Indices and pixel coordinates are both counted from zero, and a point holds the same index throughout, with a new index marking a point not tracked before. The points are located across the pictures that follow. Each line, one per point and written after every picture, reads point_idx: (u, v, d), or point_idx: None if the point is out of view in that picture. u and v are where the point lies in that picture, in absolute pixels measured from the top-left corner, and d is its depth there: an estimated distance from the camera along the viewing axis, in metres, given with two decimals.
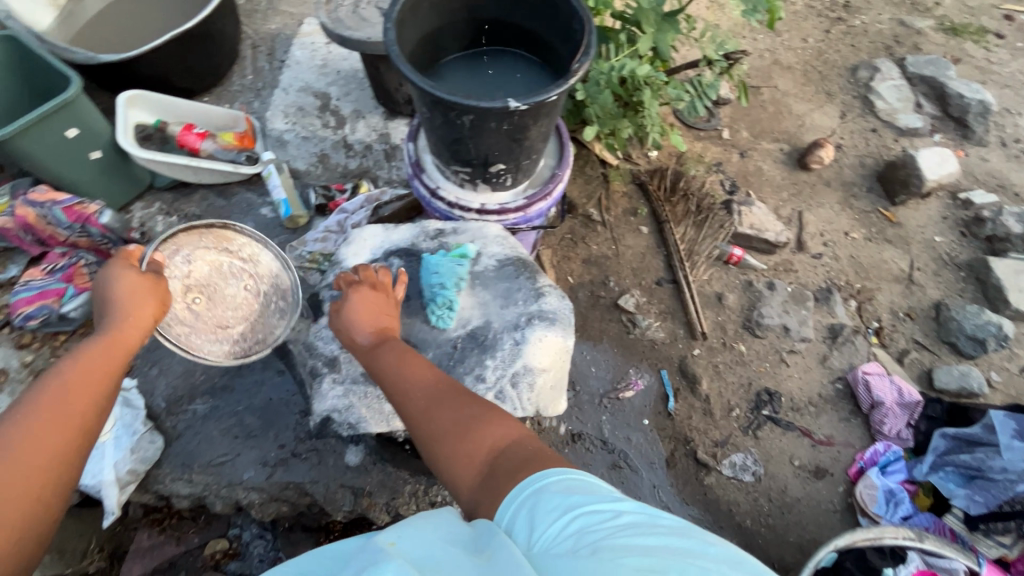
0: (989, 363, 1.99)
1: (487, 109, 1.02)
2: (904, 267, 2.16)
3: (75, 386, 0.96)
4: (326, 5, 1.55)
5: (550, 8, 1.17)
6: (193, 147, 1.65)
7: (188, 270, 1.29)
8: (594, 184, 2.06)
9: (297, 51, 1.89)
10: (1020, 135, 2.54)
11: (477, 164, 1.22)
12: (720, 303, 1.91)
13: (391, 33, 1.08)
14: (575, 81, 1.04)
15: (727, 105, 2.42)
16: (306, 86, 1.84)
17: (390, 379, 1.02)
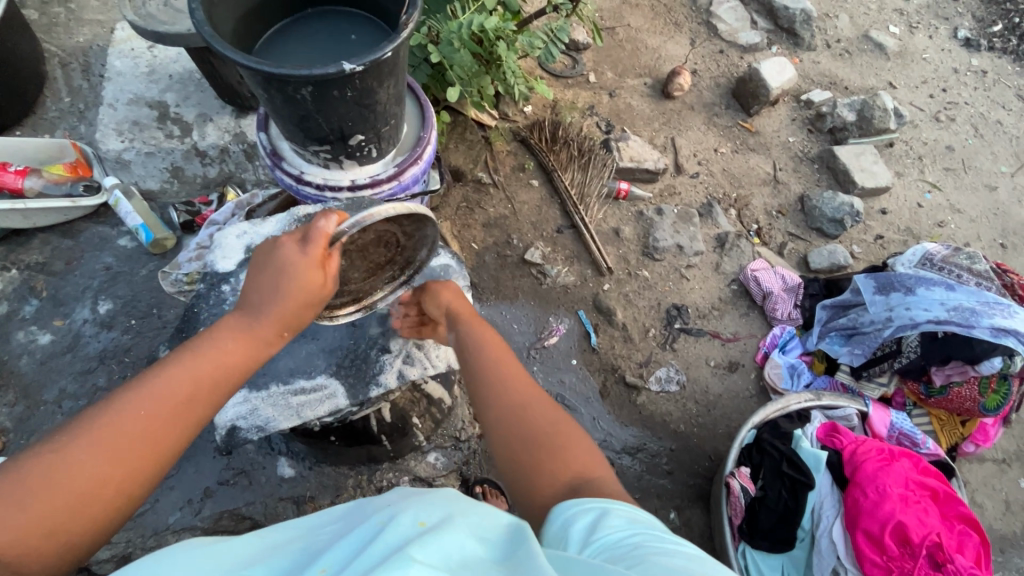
0: (850, 239, 2.28)
1: (322, 76, 0.98)
2: (769, 170, 2.39)
3: (189, 391, 0.79)
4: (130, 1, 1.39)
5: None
6: (13, 188, 1.46)
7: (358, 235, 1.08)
8: (478, 148, 2.05)
9: (115, 62, 1.67)
10: (840, 35, 2.85)
11: (334, 139, 1.18)
12: (618, 237, 2.01)
13: (199, 16, 1.00)
14: (408, 34, 1.03)
15: (588, 49, 2.49)
16: (136, 98, 1.63)
17: (492, 355, 1.03)
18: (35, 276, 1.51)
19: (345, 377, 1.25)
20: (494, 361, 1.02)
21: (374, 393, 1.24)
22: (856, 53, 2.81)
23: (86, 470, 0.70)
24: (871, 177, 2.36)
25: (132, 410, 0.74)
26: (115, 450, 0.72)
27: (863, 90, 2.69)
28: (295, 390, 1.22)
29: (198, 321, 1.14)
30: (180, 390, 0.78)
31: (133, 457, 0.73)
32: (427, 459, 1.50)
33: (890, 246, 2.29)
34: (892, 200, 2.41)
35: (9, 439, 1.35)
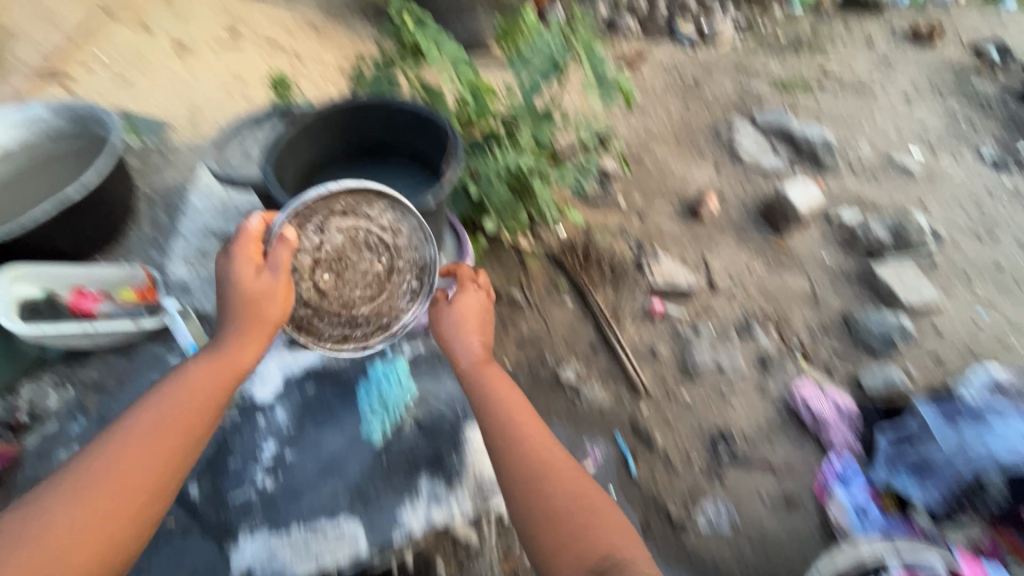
0: (904, 358, 2.15)
1: None
2: (806, 287, 2.36)
3: (161, 434, 1.05)
4: (220, 155, 1.64)
5: (418, 119, 1.34)
6: (87, 310, 1.57)
7: (321, 238, 1.23)
8: (513, 268, 2.14)
9: (194, 199, 1.92)
10: (862, 159, 2.97)
11: None
12: (654, 355, 1.97)
13: (270, 169, 1.18)
14: (449, 182, 1.16)
15: (618, 177, 2.66)
16: (206, 229, 1.85)
17: (516, 419, 1.19)
18: (88, 394, 1.58)
19: (364, 521, 1.39)
20: (513, 424, 1.18)
21: (395, 535, 1.38)
22: (881, 175, 2.89)
23: (98, 490, 0.98)
24: (916, 295, 2.30)
25: (123, 441, 1.03)
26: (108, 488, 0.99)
27: (894, 209, 2.73)
28: (313, 533, 1.37)
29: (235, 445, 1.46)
30: (154, 416, 1.07)
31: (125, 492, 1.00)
32: None
33: (951, 366, 2.15)
34: (944, 317, 2.30)
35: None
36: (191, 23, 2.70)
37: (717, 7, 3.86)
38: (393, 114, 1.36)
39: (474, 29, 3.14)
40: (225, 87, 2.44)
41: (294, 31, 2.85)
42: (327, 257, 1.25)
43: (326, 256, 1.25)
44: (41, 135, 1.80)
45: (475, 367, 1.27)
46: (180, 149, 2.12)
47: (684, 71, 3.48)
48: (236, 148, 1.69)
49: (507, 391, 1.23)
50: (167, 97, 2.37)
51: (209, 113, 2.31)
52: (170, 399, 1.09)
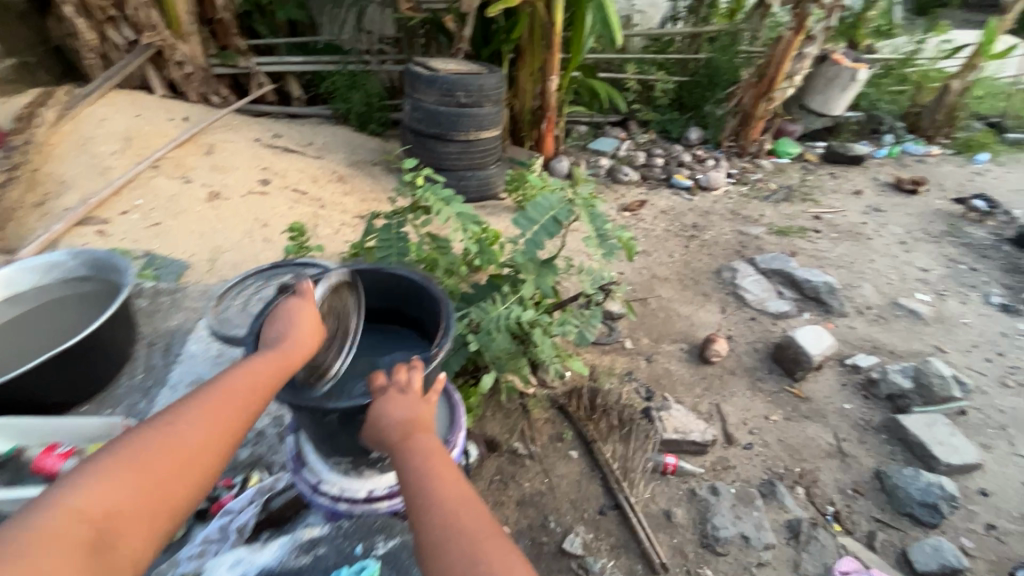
0: (954, 528, 1.92)
1: (347, 408, 1.07)
2: (831, 440, 2.20)
3: (231, 404, 0.99)
4: (216, 308, 1.52)
5: (411, 286, 1.34)
6: (50, 471, 1.35)
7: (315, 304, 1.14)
8: (515, 416, 2.04)
9: (191, 345, 1.85)
10: (869, 302, 2.97)
11: (356, 452, 1.20)
12: (670, 521, 1.78)
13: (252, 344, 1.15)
14: (437, 364, 1.14)
15: (623, 318, 2.66)
16: (196, 379, 1.74)
17: (446, 517, 0.83)
18: None
19: None
20: (442, 518, 0.83)
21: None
22: (891, 318, 2.87)
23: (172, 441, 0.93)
24: (955, 452, 2.11)
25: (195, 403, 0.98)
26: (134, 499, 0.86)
27: (911, 354, 2.65)
28: None
29: None
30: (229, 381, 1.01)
31: (152, 503, 0.88)
32: None
33: (1010, 539, 1.90)
34: (990, 477, 2.10)
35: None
36: (228, 175, 2.97)
37: (710, 162, 4.21)
38: (388, 281, 1.36)
39: (486, 179, 3.40)
40: (249, 232, 2.59)
41: (321, 182, 3.10)
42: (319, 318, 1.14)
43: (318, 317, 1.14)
44: (57, 279, 1.87)
45: (405, 451, 0.95)
46: (191, 292, 2.17)
47: (683, 217, 3.67)
48: (235, 296, 1.56)
49: (440, 477, 0.89)
50: (192, 241, 2.50)
51: (229, 256, 2.42)
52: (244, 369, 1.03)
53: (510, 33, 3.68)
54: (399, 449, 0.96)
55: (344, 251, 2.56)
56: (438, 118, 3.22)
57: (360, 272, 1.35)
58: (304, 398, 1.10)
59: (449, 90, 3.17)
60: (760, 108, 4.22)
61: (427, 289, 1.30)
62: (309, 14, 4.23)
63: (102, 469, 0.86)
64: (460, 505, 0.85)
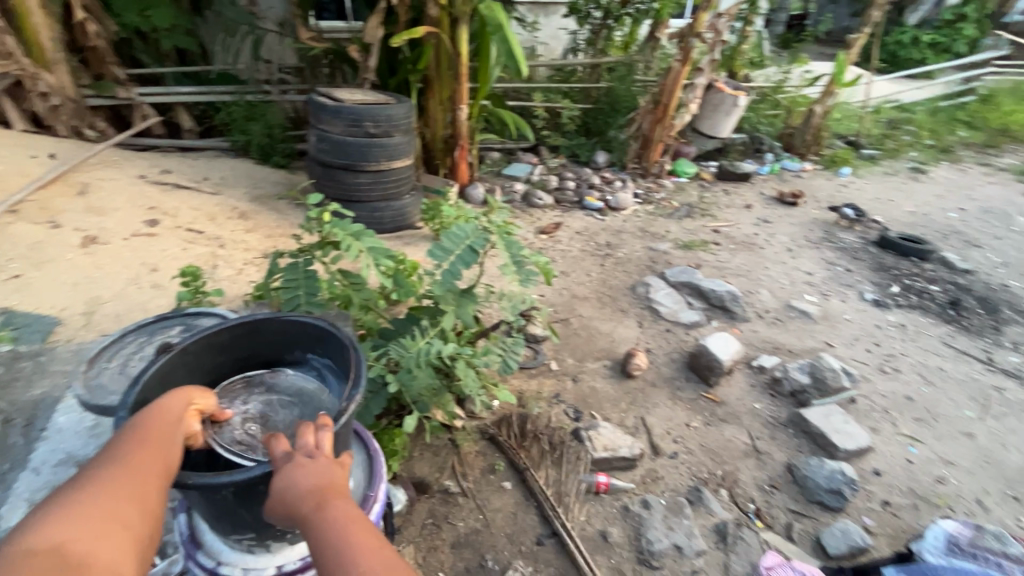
0: (857, 509, 2.09)
1: (244, 478, 0.95)
2: (746, 440, 2.34)
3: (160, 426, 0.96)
4: (85, 374, 1.33)
5: (316, 335, 1.25)
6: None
7: (246, 408, 1.17)
8: (444, 453, 1.97)
9: (59, 417, 1.57)
10: (766, 306, 3.23)
11: (259, 526, 1.07)
12: (607, 541, 1.78)
13: (125, 418, 1.01)
14: (346, 417, 1.06)
15: (547, 340, 2.68)
16: (66, 457, 1.47)
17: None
18: None
19: None
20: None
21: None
22: (786, 319, 3.14)
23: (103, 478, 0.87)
24: (850, 438, 2.32)
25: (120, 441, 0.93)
26: (83, 541, 0.78)
27: (805, 351, 2.91)
28: None
29: None
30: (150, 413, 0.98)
31: (104, 534, 0.80)
32: None
33: (903, 512, 2.10)
34: (880, 458, 2.32)
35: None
36: (108, 217, 2.67)
37: (618, 183, 4.44)
38: (290, 331, 1.26)
39: (401, 210, 3.33)
40: (134, 279, 2.33)
41: (219, 220, 2.88)
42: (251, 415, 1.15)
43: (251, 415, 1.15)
44: None
45: (318, 518, 0.86)
46: (62, 352, 1.90)
47: (597, 237, 3.82)
48: (112, 359, 1.38)
49: (358, 543, 0.81)
50: (64, 293, 2.20)
51: (111, 308, 2.16)
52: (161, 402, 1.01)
53: (417, 63, 3.69)
54: (313, 517, 0.87)
55: (248, 293, 2.37)
56: (347, 149, 3.13)
57: (259, 323, 1.25)
58: (191, 475, 0.96)
59: (356, 120, 3.09)
60: (658, 132, 4.55)
61: (334, 338, 1.22)
62: (199, 43, 3.99)
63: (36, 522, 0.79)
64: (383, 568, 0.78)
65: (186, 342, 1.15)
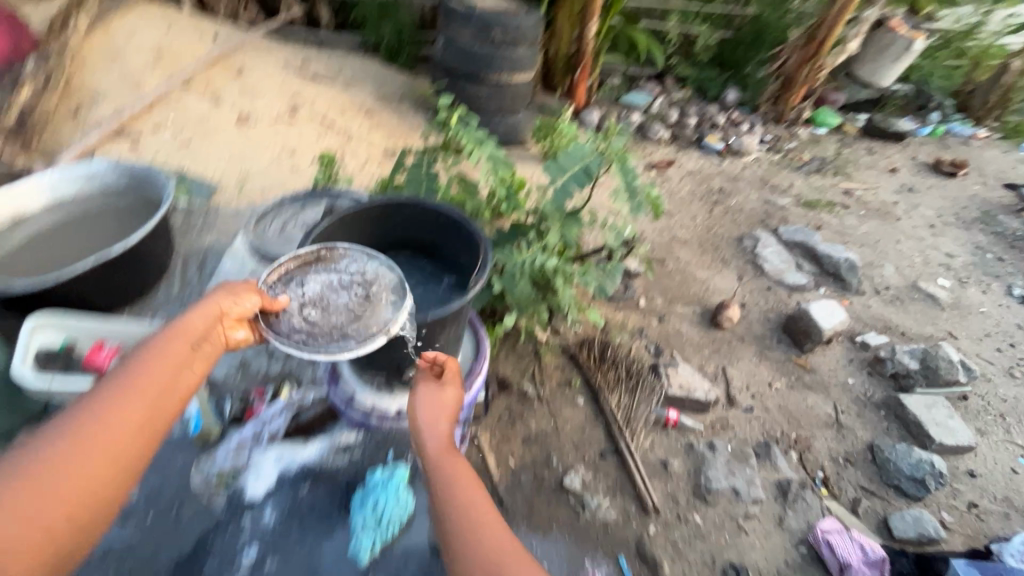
0: (937, 503, 2.00)
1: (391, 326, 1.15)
2: (829, 411, 2.26)
3: (126, 406, 0.96)
4: (254, 228, 1.59)
5: (448, 221, 1.38)
6: (99, 366, 1.42)
7: (302, 291, 1.20)
8: (527, 360, 2.11)
9: (224, 263, 1.81)
10: (887, 283, 2.95)
11: (391, 369, 1.31)
12: (666, 470, 1.88)
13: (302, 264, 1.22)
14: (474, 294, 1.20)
15: (640, 276, 2.68)
16: None
17: (467, 522, 0.97)
18: None
19: None
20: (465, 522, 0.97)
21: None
22: (907, 300, 2.86)
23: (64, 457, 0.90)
24: (949, 433, 2.17)
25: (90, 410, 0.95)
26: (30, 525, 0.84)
27: (921, 337, 2.67)
28: None
29: (213, 549, 1.32)
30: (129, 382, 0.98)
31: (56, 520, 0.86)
32: None
33: (989, 518, 1.98)
34: (979, 460, 2.16)
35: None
36: (257, 99, 2.95)
37: (745, 126, 4.09)
38: (428, 214, 1.39)
39: (514, 125, 3.34)
40: (276, 159, 2.60)
41: (348, 114, 3.07)
42: (309, 299, 1.18)
43: (309, 299, 1.18)
44: (97, 188, 1.93)
45: (438, 453, 1.10)
46: (224, 212, 2.23)
47: (710, 181, 3.61)
48: (274, 219, 1.62)
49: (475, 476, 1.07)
50: (222, 163, 2.53)
51: (258, 182, 2.45)
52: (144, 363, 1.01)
53: None
54: (437, 451, 1.10)
55: (370, 186, 2.57)
56: (472, 55, 3.13)
57: (402, 202, 1.38)
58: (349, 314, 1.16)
59: (484, 28, 3.06)
60: (804, 73, 4.05)
61: (465, 225, 1.34)
62: None
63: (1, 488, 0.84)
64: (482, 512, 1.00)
65: (343, 208, 1.31)
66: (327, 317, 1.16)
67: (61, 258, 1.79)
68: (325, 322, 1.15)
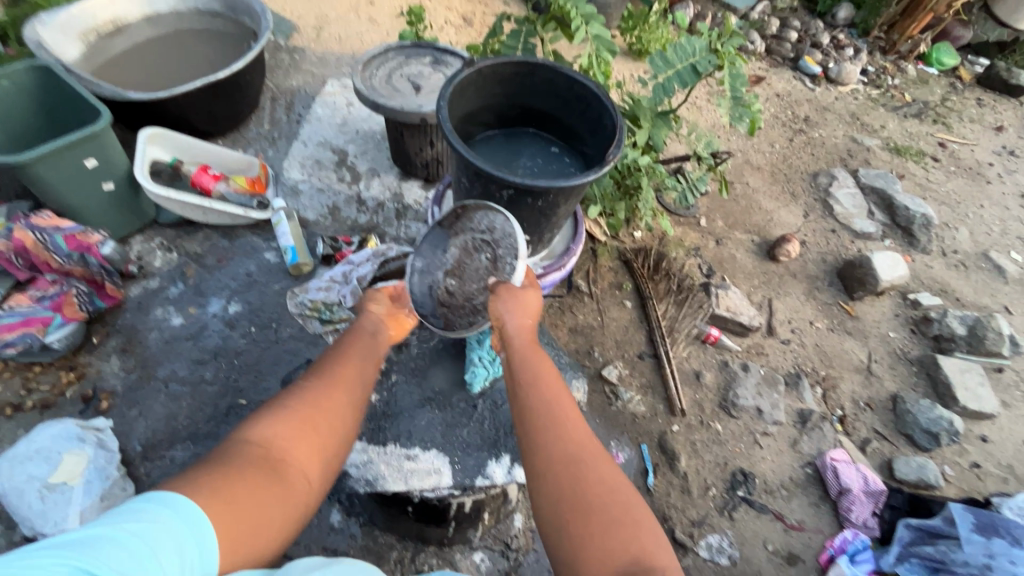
0: (942, 456, 2.10)
1: (527, 186, 1.16)
2: (863, 358, 2.30)
3: (347, 364, 1.03)
4: (361, 72, 1.62)
5: (581, 94, 1.32)
6: (205, 187, 1.68)
7: (444, 258, 1.33)
8: (584, 257, 2.17)
9: (318, 108, 2.01)
10: (957, 247, 2.83)
11: None
12: (698, 381, 1.99)
13: (443, 109, 1.19)
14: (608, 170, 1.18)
15: (706, 196, 2.63)
16: (325, 141, 1.94)
17: (550, 426, 0.93)
18: (189, 264, 1.67)
19: (456, 459, 1.26)
20: (549, 423, 0.93)
21: (480, 481, 1.25)
22: (971, 268, 2.75)
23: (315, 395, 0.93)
24: (975, 398, 2.21)
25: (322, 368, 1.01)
26: (290, 442, 0.84)
27: (976, 306, 2.61)
28: (407, 454, 1.26)
29: None
30: (340, 351, 1.07)
31: (311, 445, 0.86)
32: (473, 556, 1.38)
33: (989, 479, 2.08)
34: (996, 428, 2.21)
35: (114, 402, 1.43)
36: None
37: (850, 51, 3.68)
38: (562, 84, 1.32)
39: (603, 9, 3.07)
40: (354, 6, 2.48)
41: None
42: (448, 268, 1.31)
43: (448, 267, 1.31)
44: (192, 8, 1.95)
45: (524, 356, 1.05)
46: (308, 56, 2.21)
47: (797, 107, 3.34)
48: (380, 68, 1.65)
49: (549, 385, 0.99)
50: (301, 2, 2.43)
51: (337, 28, 2.36)
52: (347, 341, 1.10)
53: None
54: (525, 351, 1.05)
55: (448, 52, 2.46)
56: None
57: (538, 64, 1.31)
58: (491, 169, 1.17)
59: None
60: None
61: (601, 101, 1.28)
62: None
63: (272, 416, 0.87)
64: (568, 418, 0.95)
65: (483, 60, 1.25)
66: (463, 286, 1.28)
67: (154, 77, 1.84)
68: (463, 292, 1.28)
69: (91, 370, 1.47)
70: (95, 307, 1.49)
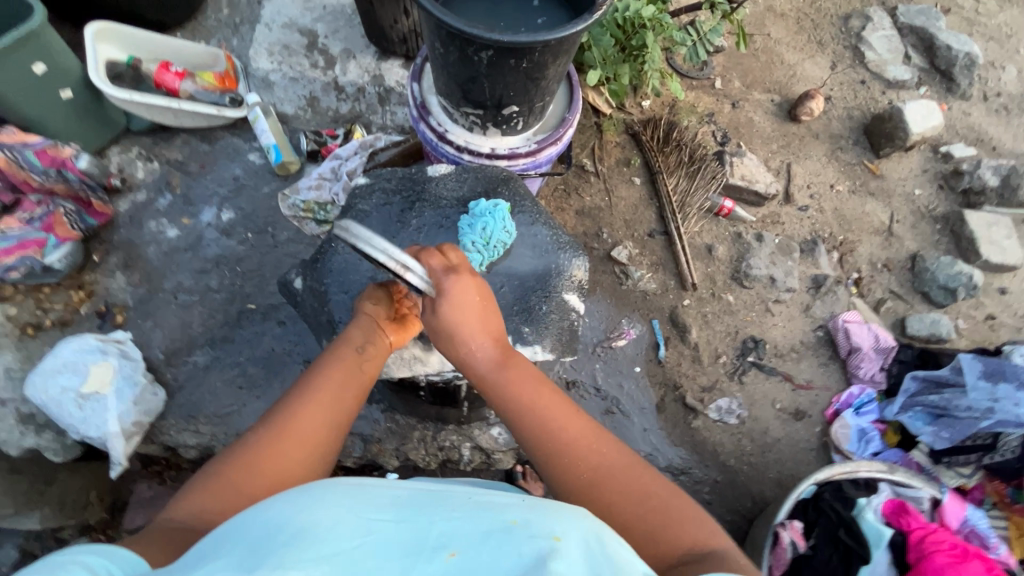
0: (957, 311, 2.09)
1: (508, 43, 1.05)
2: (884, 219, 2.21)
3: (315, 400, 0.89)
4: None
5: None
6: (171, 88, 1.58)
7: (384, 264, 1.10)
8: (588, 134, 2.05)
9: None
10: (1001, 89, 2.56)
11: (490, 106, 1.26)
12: (710, 254, 1.95)
13: None
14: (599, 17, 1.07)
15: (722, 54, 2.37)
16: (291, 22, 1.76)
17: (563, 450, 0.87)
18: (172, 173, 1.62)
19: None
20: (560, 452, 0.87)
21: None
22: (1014, 112, 2.52)
23: (266, 453, 0.83)
24: (999, 251, 2.15)
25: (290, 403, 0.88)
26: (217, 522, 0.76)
27: (1013, 155, 2.43)
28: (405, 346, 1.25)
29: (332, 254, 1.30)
30: (318, 380, 0.91)
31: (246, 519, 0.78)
32: (491, 431, 1.47)
33: (1001, 329, 2.09)
34: (1017, 280, 2.17)
35: (129, 316, 1.47)
36: None
37: None
38: None
39: None
40: None
41: None
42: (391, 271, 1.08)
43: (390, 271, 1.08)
44: None
45: (496, 388, 0.92)
46: None
47: None
48: None
49: (545, 412, 0.89)
50: None
51: None
52: (326, 365, 0.94)
53: None
54: (497, 379, 0.92)
55: None
56: None
57: None
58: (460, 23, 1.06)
59: None
60: None
61: None
62: None
63: (201, 484, 0.79)
64: (581, 440, 0.87)
65: None
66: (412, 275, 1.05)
67: None
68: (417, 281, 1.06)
69: (99, 287, 1.50)
70: (88, 225, 1.50)
